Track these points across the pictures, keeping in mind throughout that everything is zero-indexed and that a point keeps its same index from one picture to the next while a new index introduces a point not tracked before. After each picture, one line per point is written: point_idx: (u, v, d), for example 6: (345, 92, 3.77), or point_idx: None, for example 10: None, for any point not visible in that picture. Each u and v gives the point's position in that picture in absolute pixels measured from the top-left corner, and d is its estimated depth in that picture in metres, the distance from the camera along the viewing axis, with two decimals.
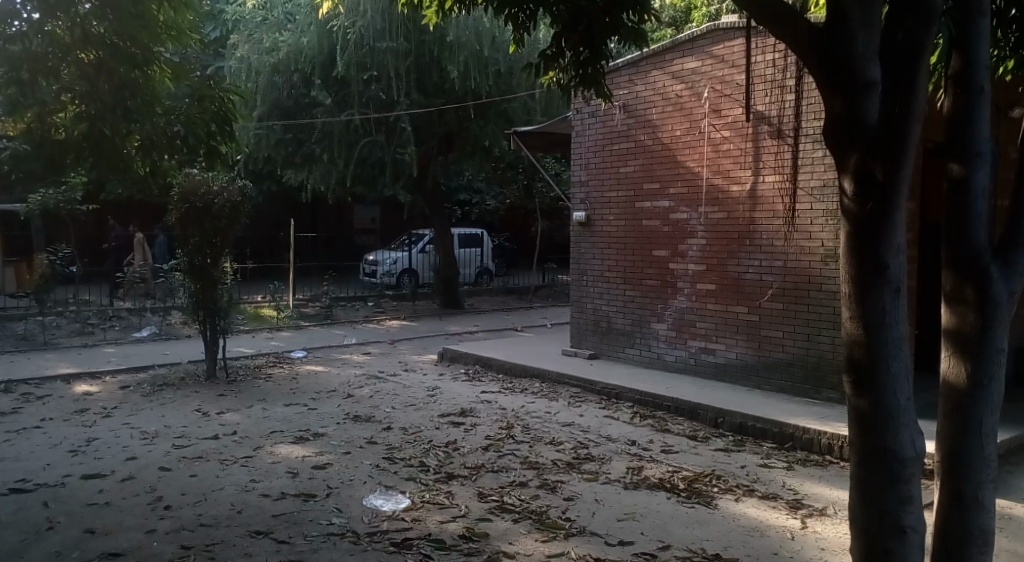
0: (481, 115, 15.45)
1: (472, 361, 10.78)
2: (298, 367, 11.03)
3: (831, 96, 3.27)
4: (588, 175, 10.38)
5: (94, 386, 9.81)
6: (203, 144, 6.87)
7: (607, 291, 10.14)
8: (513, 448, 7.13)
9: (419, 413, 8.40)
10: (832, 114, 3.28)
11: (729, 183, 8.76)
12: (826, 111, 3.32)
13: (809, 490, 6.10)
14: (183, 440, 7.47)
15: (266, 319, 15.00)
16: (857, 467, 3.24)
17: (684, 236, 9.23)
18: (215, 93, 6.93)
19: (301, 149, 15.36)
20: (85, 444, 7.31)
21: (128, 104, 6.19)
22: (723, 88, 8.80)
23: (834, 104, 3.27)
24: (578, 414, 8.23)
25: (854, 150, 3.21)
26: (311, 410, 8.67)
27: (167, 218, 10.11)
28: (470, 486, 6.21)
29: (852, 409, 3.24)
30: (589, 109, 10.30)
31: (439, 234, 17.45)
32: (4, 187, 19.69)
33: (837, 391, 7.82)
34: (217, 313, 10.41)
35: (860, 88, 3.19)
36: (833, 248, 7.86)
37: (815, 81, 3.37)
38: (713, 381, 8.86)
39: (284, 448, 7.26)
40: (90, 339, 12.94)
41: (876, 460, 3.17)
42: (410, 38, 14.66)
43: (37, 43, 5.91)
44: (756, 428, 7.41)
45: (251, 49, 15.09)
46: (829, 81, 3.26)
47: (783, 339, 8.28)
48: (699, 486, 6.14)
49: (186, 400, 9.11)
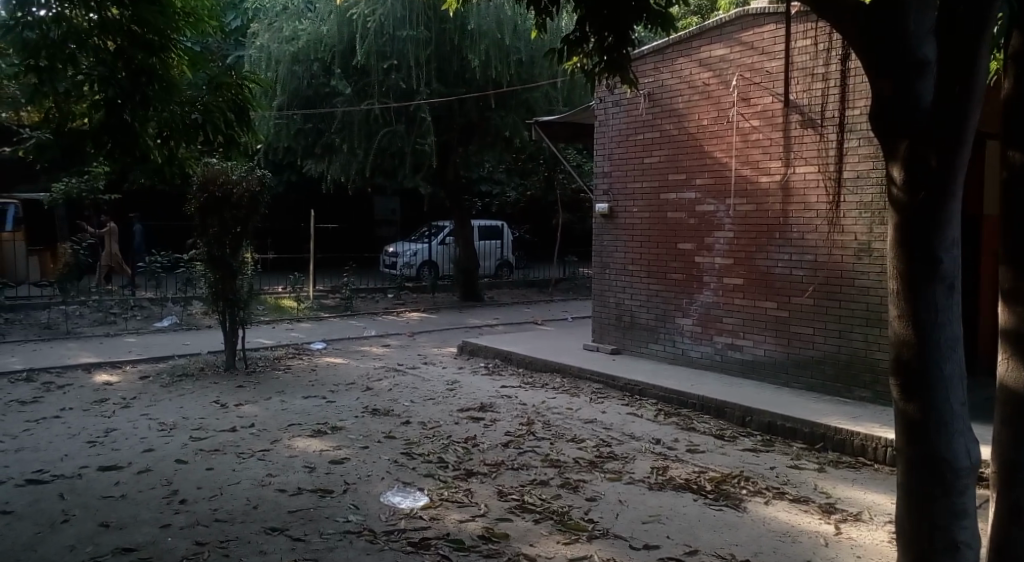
0: (503, 105, 15.25)
1: (492, 355, 10.61)
2: (317, 359, 10.92)
3: (880, 77, 3.13)
4: (611, 166, 10.16)
5: (113, 376, 9.75)
6: (221, 133, 6.77)
7: (630, 284, 9.94)
8: (534, 445, 6.97)
9: (438, 408, 8.26)
10: (880, 100, 3.14)
11: (758, 174, 8.52)
12: (872, 96, 3.18)
13: (841, 494, 5.89)
14: (201, 432, 7.37)
15: (286, 309, 14.93)
16: (905, 475, 3.16)
17: (710, 229, 9.00)
18: (233, 80, 6.84)
19: (322, 138, 15.32)
20: (103, 434, 7.22)
21: (147, 92, 5.97)
22: (752, 75, 8.55)
23: (883, 85, 3.13)
24: (601, 411, 8.04)
25: (904, 138, 3.09)
26: (328, 403, 8.54)
27: (186, 208, 10.01)
28: (490, 484, 6.05)
29: (901, 415, 3.14)
30: (614, 98, 10.07)
31: (460, 225, 17.29)
32: (28, 176, 19.76)
33: (869, 390, 7.59)
34: (236, 303, 10.32)
35: (913, 70, 3.05)
36: (866, 241, 7.61)
37: (861, 59, 3.23)
38: (739, 378, 8.64)
39: (302, 442, 7.13)
40: (111, 328, 12.91)
41: (927, 469, 3.08)
42: (431, 27, 14.45)
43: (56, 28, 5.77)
44: (785, 428, 7.20)
45: (272, 37, 14.90)
46: (879, 61, 3.12)
47: (813, 335, 8.04)
48: (727, 488, 5.95)
49: (205, 391, 9.03)
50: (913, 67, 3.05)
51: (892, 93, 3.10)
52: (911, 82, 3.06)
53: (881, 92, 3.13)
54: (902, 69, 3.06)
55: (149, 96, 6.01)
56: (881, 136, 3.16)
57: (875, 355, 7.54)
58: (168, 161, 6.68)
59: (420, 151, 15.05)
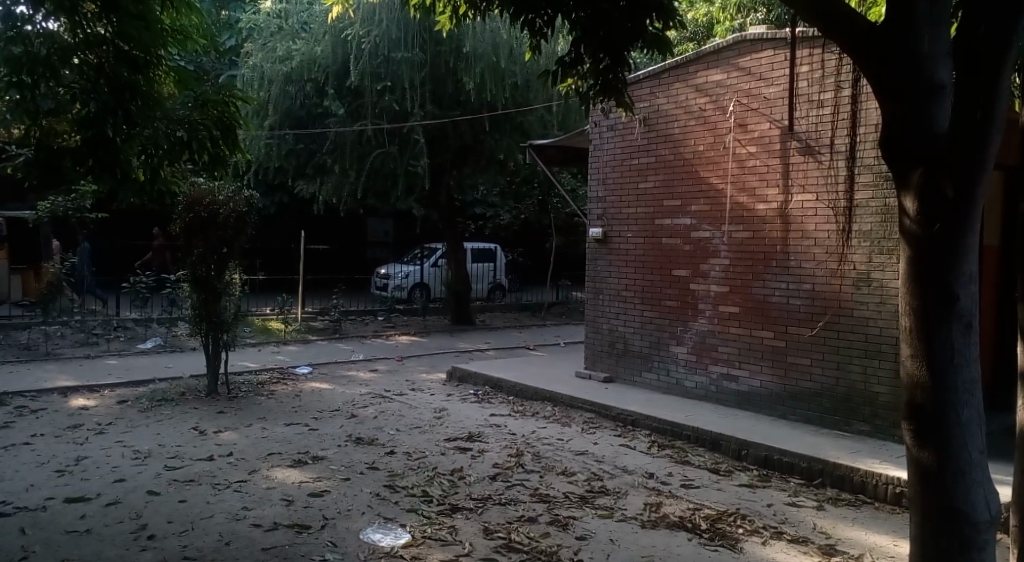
0: (497, 127, 15.10)
1: (482, 381, 10.37)
2: (302, 385, 10.64)
3: (899, 105, 3.42)
4: (605, 191, 9.99)
5: (91, 400, 9.47)
6: (208, 151, 6.54)
7: (624, 311, 9.72)
8: (522, 479, 6.71)
9: (425, 437, 7.99)
10: (897, 129, 3.43)
11: (755, 201, 8.34)
12: (889, 125, 3.46)
13: (842, 534, 5.64)
14: (176, 461, 7.09)
15: (273, 332, 14.66)
16: (921, 519, 3.43)
17: (705, 256, 8.81)
18: (218, 98, 6.65)
19: (313, 159, 15.13)
20: (73, 463, 6.94)
21: (129, 107, 5.77)
22: (749, 101, 8.41)
23: (901, 114, 3.41)
24: (592, 442, 7.79)
25: (920, 168, 3.37)
26: (312, 430, 8.28)
27: (171, 228, 9.78)
28: (476, 520, 5.79)
29: (917, 462, 3.41)
30: (608, 122, 9.92)
31: (452, 248, 17.09)
32: (16, 194, 19.53)
33: (869, 423, 7.37)
34: (220, 326, 10.06)
35: (931, 101, 3.36)
36: (865, 271, 7.43)
37: (879, 89, 3.52)
38: (734, 410, 8.41)
39: (281, 472, 6.86)
40: (92, 350, 12.62)
41: (946, 517, 3.34)
42: (425, 48, 14.34)
43: (39, 44, 5.59)
44: (783, 462, 6.94)
45: (264, 57, 14.75)
46: (900, 91, 3.41)
47: (811, 367, 7.83)
48: (722, 527, 5.70)
49: (184, 417, 8.75)
50: (930, 97, 3.36)
51: (910, 123, 3.38)
52: (929, 113, 3.36)
53: (901, 122, 3.41)
54: (921, 100, 3.36)
55: (131, 112, 5.78)
56: (896, 167, 3.45)
57: (875, 389, 7.33)
58: (150, 180, 6.45)
59: (412, 173, 14.86)
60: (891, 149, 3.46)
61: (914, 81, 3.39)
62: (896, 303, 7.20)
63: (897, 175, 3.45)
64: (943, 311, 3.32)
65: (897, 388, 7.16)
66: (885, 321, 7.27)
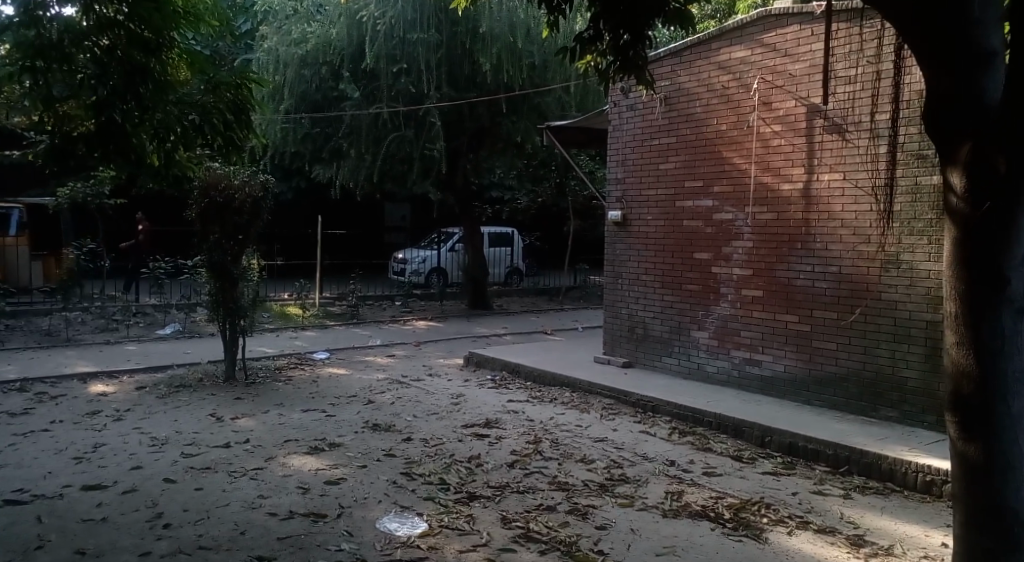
0: (514, 110, 14.92)
1: (500, 366, 10.26)
2: (319, 370, 10.58)
3: (944, 78, 3.46)
4: (625, 172, 9.80)
5: (110, 386, 9.46)
6: (219, 134, 6.43)
7: (644, 295, 9.56)
8: (541, 466, 6.61)
9: (442, 423, 7.90)
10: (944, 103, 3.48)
11: (779, 181, 8.14)
12: (936, 100, 3.51)
13: (870, 524, 5.48)
14: (193, 447, 7.05)
15: (291, 317, 14.63)
16: (967, 511, 3.54)
17: (728, 238, 8.62)
18: (231, 80, 6.54)
19: (329, 143, 15.01)
20: (90, 450, 6.92)
21: (140, 91, 5.64)
22: (774, 78, 8.19)
23: (949, 87, 3.45)
24: (612, 428, 7.67)
25: (968, 144, 3.43)
26: (329, 417, 8.22)
27: (187, 213, 9.71)
28: (494, 509, 5.69)
29: (964, 456, 3.51)
30: (628, 102, 9.73)
31: (469, 232, 16.96)
32: (37, 180, 19.60)
33: (897, 409, 7.19)
34: (236, 312, 10.01)
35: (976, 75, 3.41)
36: (893, 253, 7.23)
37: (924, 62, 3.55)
38: (757, 395, 8.25)
39: (297, 459, 6.80)
40: (111, 336, 12.64)
41: (995, 513, 3.44)
42: (441, 29, 14.15)
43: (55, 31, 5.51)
44: (808, 449, 6.79)
45: (279, 40, 14.64)
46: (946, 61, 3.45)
47: (836, 351, 7.64)
48: (746, 516, 5.57)
49: (202, 403, 8.72)
50: (976, 71, 3.41)
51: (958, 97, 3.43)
52: (974, 87, 3.41)
53: (948, 95, 3.46)
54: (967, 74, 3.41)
55: (142, 95, 5.65)
56: (945, 144, 3.51)
57: (904, 374, 7.14)
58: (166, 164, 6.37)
59: (428, 157, 14.72)
60: (939, 125, 3.51)
61: (963, 54, 3.42)
62: (926, 286, 7.01)
63: (945, 152, 3.51)
64: (993, 295, 3.40)
65: (927, 374, 6.97)
66: (914, 305, 7.08)
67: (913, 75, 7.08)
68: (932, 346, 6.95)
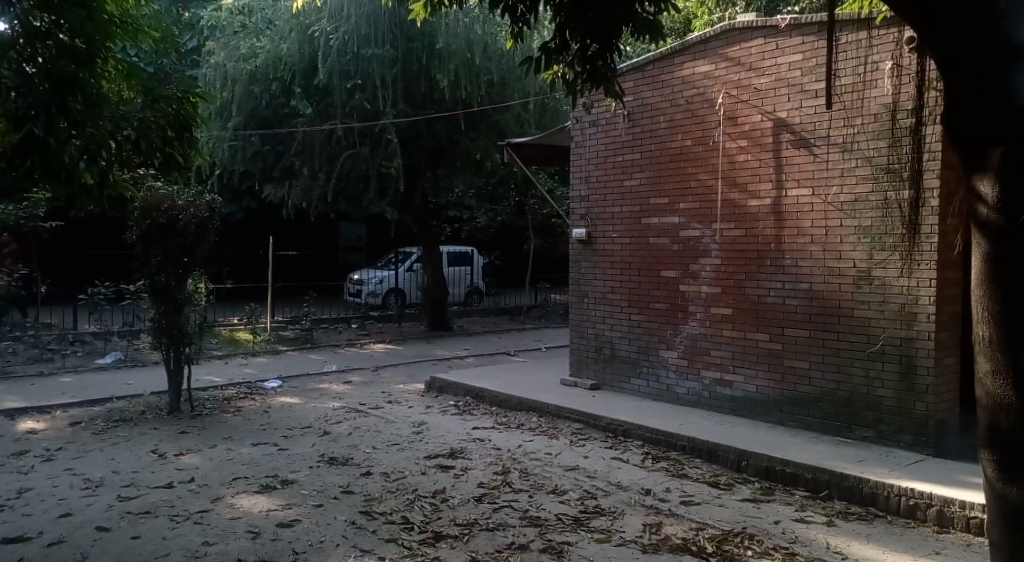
0: (472, 126, 14.59)
1: (462, 392, 9.85)
2: (271, 400, 10.03)
3: (969, 71, 3.22)
4: (589, 189, 9.54)
5: (41, 423, 8.82)
6: (158, 150, 5.95)
7: (610, 315, 9.27)
8: (510, 500, 6.22)
9: (404, 455, 7.46)
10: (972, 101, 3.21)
11: (746, 196, 7.92)
12: (961, 97, 3.26)
13: (859, 554, 5.19)
14: (130, 490, 6.53)
15: (240, 343, 14.02)
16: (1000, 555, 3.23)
17: (695, 256, 8.38)
18: (172, 94, 6.07)
19: (280, 161, 14.50)
20: (14, 496, 6.37)
21: (71, 104, 5.21)
22: (739, 93, 8.00)
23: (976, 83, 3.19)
24: (583, 456, 7.32)
25: (998, 144, 3.14)
26: (281, 450, 7.72)
27: (126, 236, 9.15)
28: (462, 550, 5.28)
29: (998, 495, 3.21)
30: (591, 117, 9.49)
31: (427, 252, 16.53)
32: None
33: (873, 429, 6.96)
34: (181, 339, 9.43)
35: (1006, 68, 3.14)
36: (865, 269, 7.02)
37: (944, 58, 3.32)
38: (730, 416, 7.98)
39: (246, 500, 6.31)
40: (46, 367, 11.92)
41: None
42: (396, 45, 13.80)
43: None
44: (786, 473, 6.49)
45: (226, 56, 14.10)
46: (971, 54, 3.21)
47: (809, 370, 7.41)
48: (729, 548, 5.25)
49: (143, 439, 8.16)
50: (1004, 64, 3.15)
51: (986, 92, 3.16)
52: (1007, 80, 3.13)
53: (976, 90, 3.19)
54: (994, 68, 3.16)
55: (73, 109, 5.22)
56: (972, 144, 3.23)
57: (879, 392, 6.91)
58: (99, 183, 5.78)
59: (384, 174, 14.30)
60: (968, 124, 3.24)
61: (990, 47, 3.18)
62: (899, 303, 6.79)
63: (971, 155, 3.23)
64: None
65: (903, 392, 6.76)
66: (887, 322, 6.87)
67: (881, 88, 6.92)
68: (907, 364, 6.73)
